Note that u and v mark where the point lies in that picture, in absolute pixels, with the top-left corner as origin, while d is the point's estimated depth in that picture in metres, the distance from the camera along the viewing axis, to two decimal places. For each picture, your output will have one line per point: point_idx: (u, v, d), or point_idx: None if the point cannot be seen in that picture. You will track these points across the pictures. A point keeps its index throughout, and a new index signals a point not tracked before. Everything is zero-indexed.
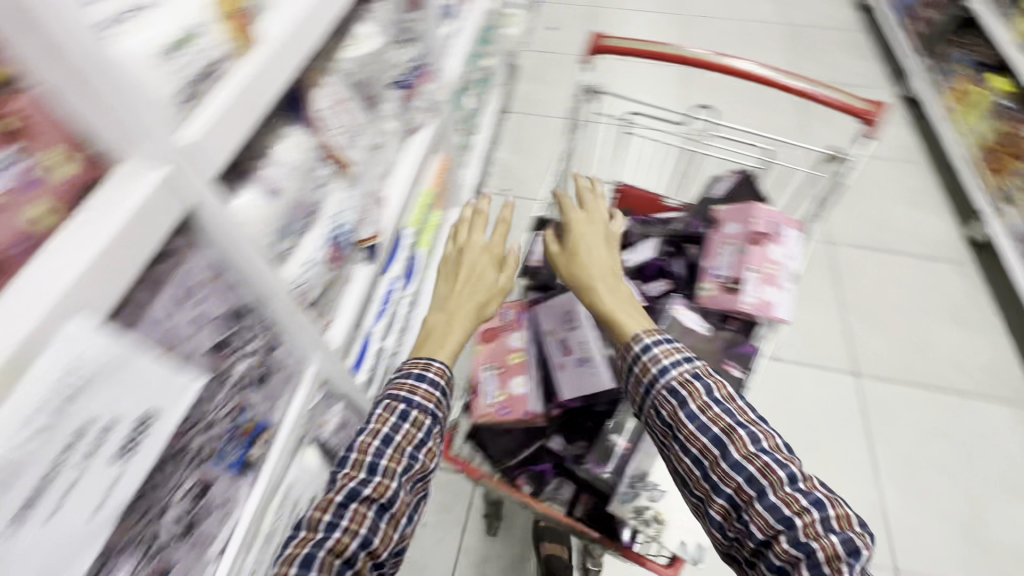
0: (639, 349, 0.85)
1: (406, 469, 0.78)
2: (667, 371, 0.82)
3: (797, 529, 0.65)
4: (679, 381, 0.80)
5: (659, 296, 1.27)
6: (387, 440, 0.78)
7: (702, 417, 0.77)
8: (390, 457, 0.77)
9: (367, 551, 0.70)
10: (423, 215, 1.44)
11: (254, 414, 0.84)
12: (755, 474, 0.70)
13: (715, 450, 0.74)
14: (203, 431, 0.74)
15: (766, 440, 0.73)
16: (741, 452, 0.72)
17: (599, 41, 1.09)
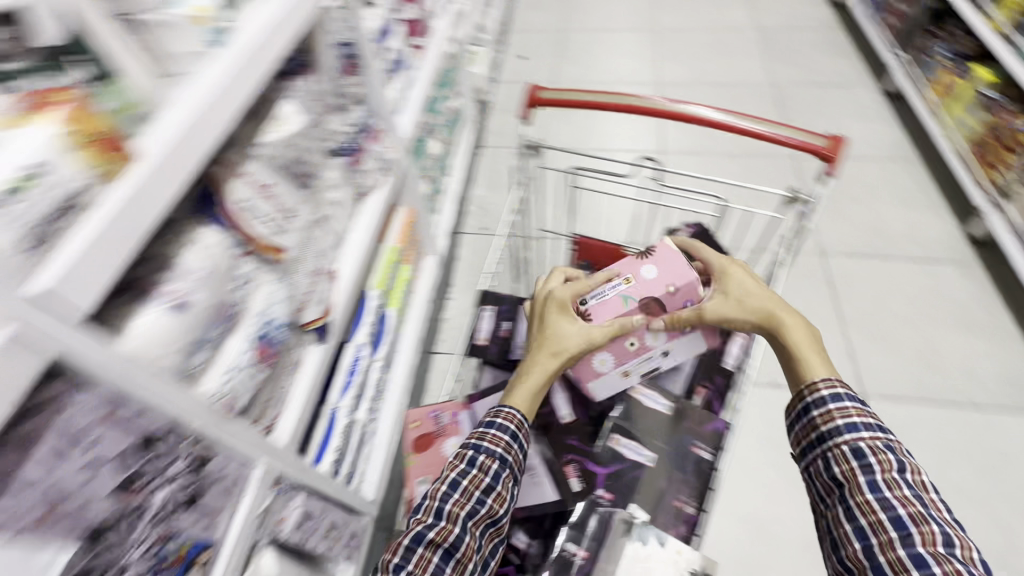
0: (827, 396, 0.80)
1: (473, 512, 0.77)
2: (858, 439, 0.75)
3: None
4: (868, 446, 0.74)
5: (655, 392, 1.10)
6: (457, 487, 0.78)
7: (913, 526, 0.66)
8: (455, 503, 0.77)
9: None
10: (388, 269, 1.53)
11: (189, 536, 0.75)
12: (929, 564, 0.63)
13: (892, 534, 0.67)
14: (142, 534, 0.68)
15: (963, 548, 0.64)
16: (926, 546, 0.64)
17: (536, 93, 1.01)
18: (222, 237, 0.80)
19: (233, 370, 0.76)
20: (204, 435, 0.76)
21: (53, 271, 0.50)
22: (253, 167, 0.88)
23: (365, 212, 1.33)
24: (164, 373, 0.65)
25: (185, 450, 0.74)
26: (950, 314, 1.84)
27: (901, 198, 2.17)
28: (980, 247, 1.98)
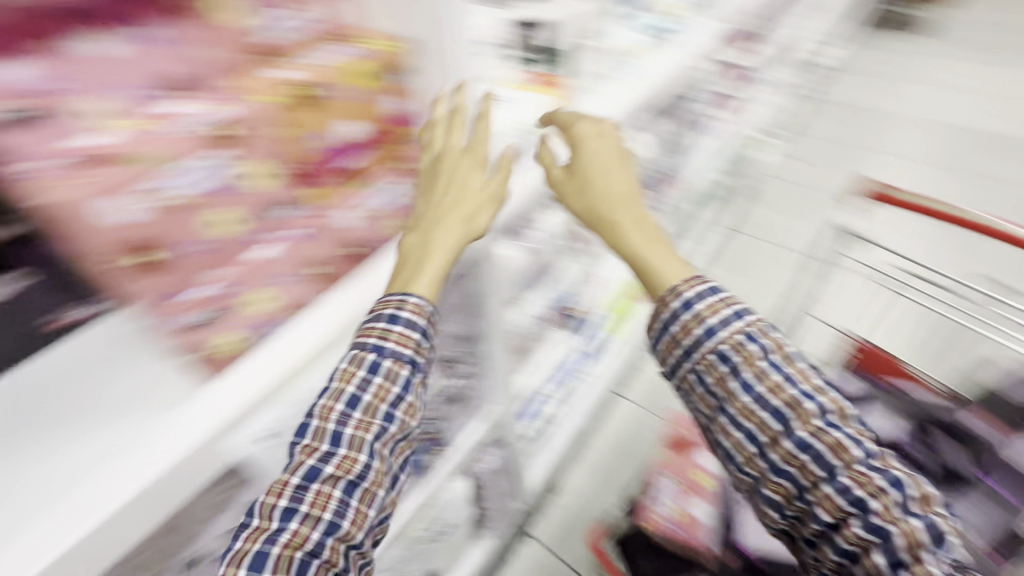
0: (676, 307, 0.67)
1: (382, 433, 0.57)
2: (714, 331, 0.64)
3: (871, 512, 0.53)
4: (729, 346, 0.63)
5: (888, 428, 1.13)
6: (359, 400, 0.56)
7: (759, 387, 0.61)
8: (368, 417, 0.57)
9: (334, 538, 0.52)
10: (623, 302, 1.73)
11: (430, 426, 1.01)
12: (826, 452, 0.56)
13: (775, 426, 0.59)
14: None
15: (837, 411, 0.59)
16: (805, 429, 0.58)
17: (885, 192, 1.16)
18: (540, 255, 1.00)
19: None
20: (476, 350, 1.03)
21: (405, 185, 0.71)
22: None
23: None
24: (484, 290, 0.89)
25: (455, 353, 1.02)
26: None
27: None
28: None
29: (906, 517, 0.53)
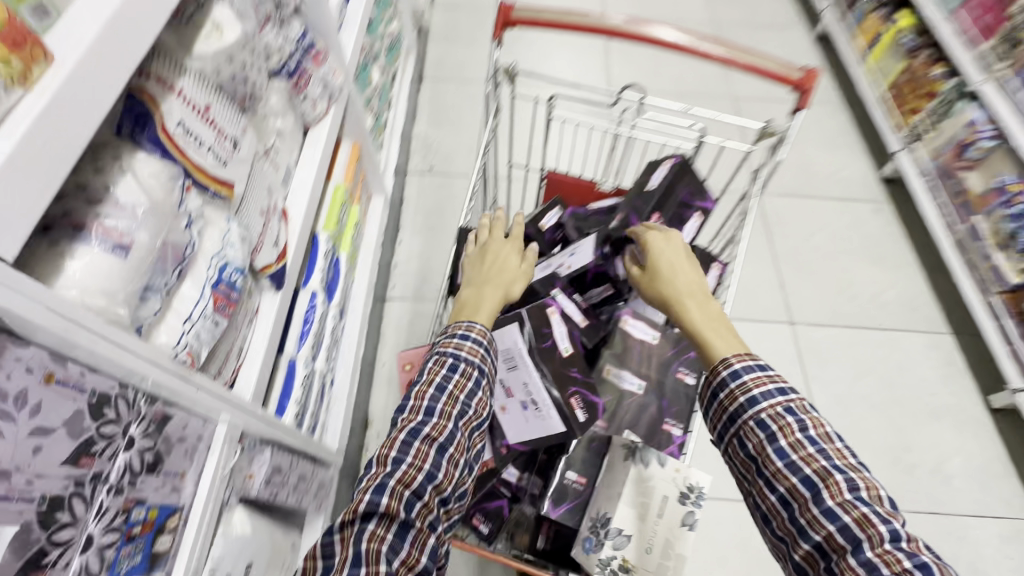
0: (725, 375, 0.70)
1: (462, 413, 0.72)
2: (756, 401, 0.67)
3: (871, 560, 0.54)
4: (769, 415, 0.66)
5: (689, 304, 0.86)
6: (431, 409, 0.71)
7: (793, 456, 0.62)
8: (449, 403, 0.71)
9: (433, 485, 0.66)
10: (348, 233, 1.47)
11: (156, 501, 0.69)
12: (851, 527, 0.56)
13: (806, 494, 0.60)
14: (103, 504, 0.60)
15: (869, 490, 0.58)
16: (837, 499, 0.58)
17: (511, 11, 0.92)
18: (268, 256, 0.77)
19: (189, 327, 0.68)
20: (163, 396, 0.68)
21: None
22: (188, 82, 0.72)
23: (309, 157, 1.16)
24: (127, 327, 0.59)
25: (141, 416, 0.65)
26: (835, 241, 2.00)
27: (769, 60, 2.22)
28: (890, 185, 2.13)
29: (886, 543, 0.54)
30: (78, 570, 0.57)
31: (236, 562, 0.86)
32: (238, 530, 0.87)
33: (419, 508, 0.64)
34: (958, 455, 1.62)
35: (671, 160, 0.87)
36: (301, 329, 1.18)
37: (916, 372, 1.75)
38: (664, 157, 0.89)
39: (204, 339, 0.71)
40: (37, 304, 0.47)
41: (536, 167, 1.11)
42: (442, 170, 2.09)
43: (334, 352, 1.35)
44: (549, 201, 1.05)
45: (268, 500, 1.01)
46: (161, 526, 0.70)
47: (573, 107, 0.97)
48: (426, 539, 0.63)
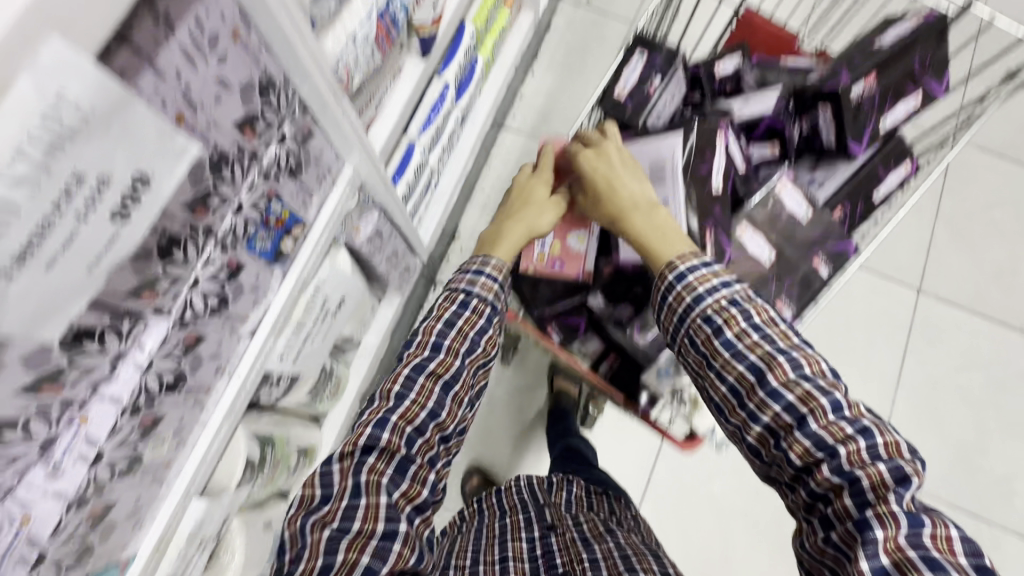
0: (671, 279, 0.61)
1: (473, 349, 0.69)
2: (703, 299, 0.59)
3: (821, 433, 0.50)
4: (716, 309, 0.58)
5: (852, 193, 0.73)
6: (440, 341, 0.67)
7: (739, 345, 0.56)
8: (458, 339, 0.68)
9: (435, 423, 0.63)
10: (492, 35, 1.38)
11: (289, 205, 0.76)
12: (795, 404, 0.52)
13: (752, 380, 0.55)
14: (254, 182, 0.66)
15: (811, 366, 0.54)
16: (785, 383, 0.53)
17: None
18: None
19: (350, 45, 0.68)
20: (312, 107, 0.70)
21: None
22: None
23: None
24: (302, 12, 0.59)
25: (292, 116, 0.68)
26: (1021, 223, 1.65)
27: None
28: None
29: (828, 413, 0.51)
30: (230, 228, 0.65)
31: (335, 292, 0.95)
32: (339, 267, 0.95)
33: (420, 444, 0.62)
34: None
35: (923, 17, 0.68)
36: (427, 117, 1.16)
37: None
38: (912, 14, 0.71)
39: (359, 64, 0.71)
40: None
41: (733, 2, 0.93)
42: (601, 7, 1.85)
43: (446, 154, 1.36)
44: (733, 44, 0.90)
45: (363, 258, 1.09)
46: (274, 250, 0.76)
47: None
48: (426, 475, 0.62)
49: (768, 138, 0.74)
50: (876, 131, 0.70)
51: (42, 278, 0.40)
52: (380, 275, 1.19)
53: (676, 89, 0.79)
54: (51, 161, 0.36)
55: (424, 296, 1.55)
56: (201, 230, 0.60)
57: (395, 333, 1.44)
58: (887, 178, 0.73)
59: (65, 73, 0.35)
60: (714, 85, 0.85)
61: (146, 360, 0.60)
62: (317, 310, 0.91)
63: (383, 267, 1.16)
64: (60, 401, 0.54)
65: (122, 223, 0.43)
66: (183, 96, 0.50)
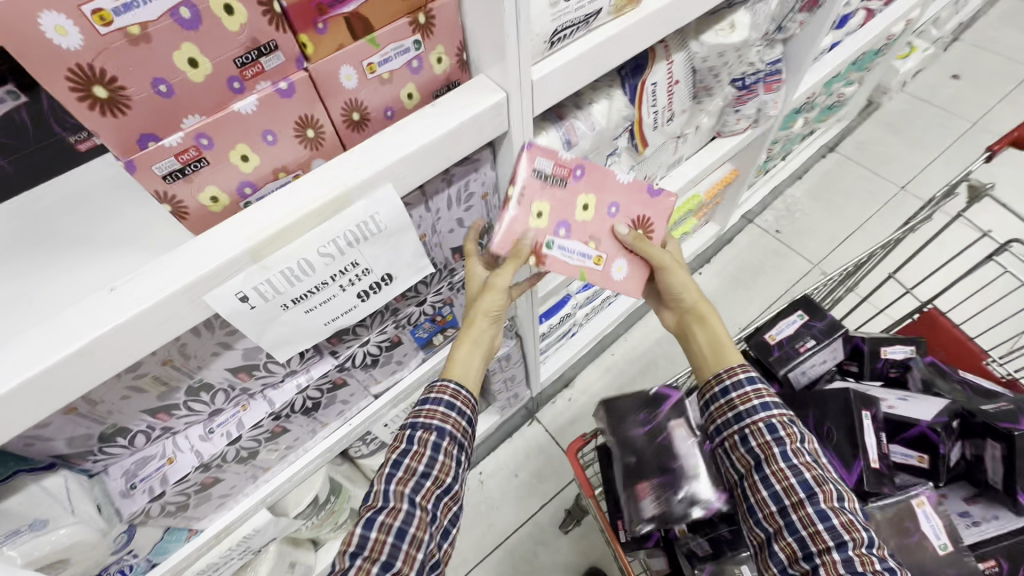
0: (744, 379, 0.66)
1: (419, 488, 0.60)
2: (768, 407, 0.63)
3: (852, 561, 0.51)
4: (780, 420, 0.62)
5: (1016, 554, 0.63)
6: (399, 465, 0.62)
7: (796, 459, 0.59)
8: (405, 481, 0.60)
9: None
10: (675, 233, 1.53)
11: (455, 312, 0.91)
12: (838, 527, 0.54)
13: (799, 495, 0.57)
14: (440, 290, 0.83)
15: (850, 501, 0.56)
16: (827, 505, 0.55)
17: None
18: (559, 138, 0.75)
19: None
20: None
21: (551, 67, 0.60)
22: (678, 60, 0.87)
23: (698, 158, 1.23)
24: None
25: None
26: None
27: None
28: None
29: (862, 543, 0.52)
30: (409, 314, 0.82)
31: None
32: None
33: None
34: None
35: None
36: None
37: None
38: None
39: None
40: (521, 146, 0.66)
41: (920, 297, 0.94)
42: (787, 241, 1.93)
43: (594, 311, 1.47)
44: (908, 335, 0.89)
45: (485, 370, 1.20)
46: (425, 341, 0.91)
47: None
48: None
49: (915, 446, 0.70)
50: None
51: (300, 321, 0.57)
52: (491, 388, 1.29)
53: (830, 355, 0.81)
54: (347, 252, 0.55)
55: (518, 426, 1.58)
56: (390, 308, 0.78)
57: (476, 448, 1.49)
58: None
59: (384, 203, 0.54)
60: (874, 367, 0.84)
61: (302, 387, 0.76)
62: (427, 400, 1.03)
63: (498, 385, 1.26)
64: (242, 386, 0.71)
65: (361, 301, 0.62)
66: (431, 225, 0.70)
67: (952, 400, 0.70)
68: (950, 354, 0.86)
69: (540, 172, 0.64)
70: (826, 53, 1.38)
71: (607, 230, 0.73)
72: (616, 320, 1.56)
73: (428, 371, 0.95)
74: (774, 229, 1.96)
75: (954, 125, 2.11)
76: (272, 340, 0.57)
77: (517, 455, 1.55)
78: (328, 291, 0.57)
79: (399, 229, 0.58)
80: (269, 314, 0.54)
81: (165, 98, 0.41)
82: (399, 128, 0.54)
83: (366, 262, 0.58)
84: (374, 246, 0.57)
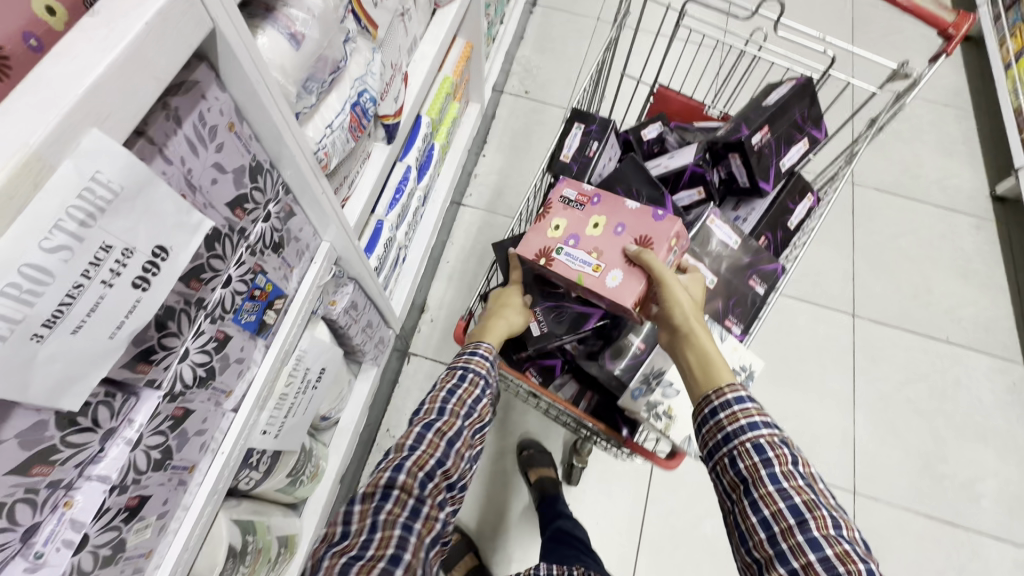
0: (732, 398, 0.63)
1: (468, 415, 0.71)
2: (756, 425, 0.60)
3: None
4: (768, 441, 0.59)
5: (773, 223, 0.85)
6: (450, 396, 0.72)
7: (786, 482, 0.56)
8: (449, 424, 0.69)
9: (442, 469, 0.65)
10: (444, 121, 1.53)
11: (273, 278, 0.80)
12: (832, 559, 0.50)
13: (789, 520, 0.53)
14: (242, 258, 0.71)
15: (848, 529, 0.53)
16: (820, 530, 0.52)
17: None
18: (277, 31, 0.65)
19: (330, 134, 0.78)
20: (294, 188, 0.77)
21: None
22: None
23: (430, 36, 1.21)
24: (289, 108, 0.69)
25: (276, 197, 0.74)
26: (926, 248, 1.88)
27: (909, 31, 2.03)
28: (999, 204, 1.96)
29: None
30: (219, 300, 0.69)
31: (315, 363, 0.98)
32: (319, 339, 0.97)
33: (430, 488, 0.64)
34: (994, 479, 1.56)
35: (796, 80, 0.86)
36: (393, 196, 1.26)
37: (975, 391, 1.67)
38: (788, 80, 0.89)
39: (337, 146, 0.81)
40: (242, 46, 0.56)
41: (649, 83, 1.12)
42: (537, 97, 2.09)
43: (411, 228, 1.44)
44: (654, 115, 1.06)
45: (340, 331, 1.11)
46: (257, 323, 0.79)
47: (703, 19, 0.98)
48: (435, 518, 0.62)
49: (693, 185, 0.88)
50: (779, 170, 0.84)
51: (69, 347, 0.43)
52: (354, 346, 1.21)
53: (611, 151, 0.93)
54: (83, 232, 0.41)
55: (399, 369, 1.55)
56: (194, 301, 0.64)
57: (371, 410, 1.43)
58: (795, 207, 0.87)
59: (100, 156, 0.41)
60: (642, 147, 0.99)
61: (134, 441, 0.60)
62: (294, 385, 0.92)
63: (360, 339, 1.18)
64: (48, 482, 0.53)
65: (142, 291, 0.49)
66: (187, 180, 0.57)
67: (699, 141, 0.87)
68: (682, 114, 1.06)
69: (566, 198, 0.86)
70: None
71: (613, 242, 0.80)
72: (434, 228, 1.56)
73: (278, 354, 0.84)
74: (523, 91, 2.09)
75: None
76: (44, 390, 0.42)
77: (414, 394, 1.54)
78: (86, 294, 0.43)
79: (138, 186, 0.45)
80: (21, 356, 0.39)
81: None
82: (60, 52, 0.40)
83: (117, 241, 0.45)
84: (117, 215, 0.44)
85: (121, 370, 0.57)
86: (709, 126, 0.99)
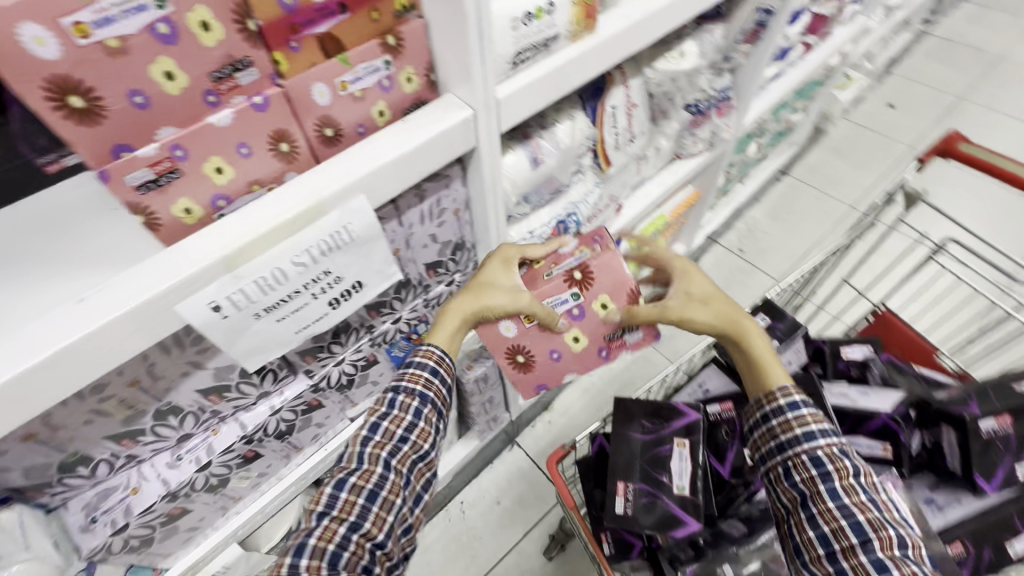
0: (786, 404, 0.63)
1: (396, 451, 0.63)
2: (814, 437, 0.61)
3: None
4: (827, 454, 0.59)
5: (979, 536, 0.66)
6: (377, 428, 0.64)
7: (846, 500, 0.56)
8: (382, 446, 0.63)
9: (359, 534, 0.57)
10: None
11: (430, 330, 0.92)
12: None
13: (852, 539, 0.53)
14: (415, 307, 0.84)
15: (917, 548, 0.52)
16: (884, 552, 0.52)
17: (954, 142, 0.85)
18: (525, 154, 0.79)
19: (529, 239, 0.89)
20: None
21: (516, 85, 0.63)
22: (636, 86, 0.93)
23: (660, 180, 1.29)
24: (505, 211, 0.81)
25: (464, 270, 0.87)
26: None
27: None
28: None
29: None
30: (384, 331, 0.82)
31: None
32: None
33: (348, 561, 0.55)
34: None
35: None
36: None
37: None
38: None
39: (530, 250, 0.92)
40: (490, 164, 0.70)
41: (873, 300, 0.99)
42: (751, 260, 2.00)
43: None
44: (866, 336, 0.93)
45: (464, 394, 1.19)
46: (401, 361, 0.91)
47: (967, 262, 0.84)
48: None
49: (879, 437, 0.72)
50: (1012, 474, 0.65)
51: (271, 330, 0.58)
52: (470, 412, 1.27)
53: (793, 355, 0.85)
54: (318, 259, 0.56)
55: (499, 452, 1.56)
56: (366, 325, 0.78)
57: (456, 476, 1.46)
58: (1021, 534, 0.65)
59: (355, 216, 0.55)
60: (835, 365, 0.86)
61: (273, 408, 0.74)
62: None
63: (477, 409, 1.25)
64: (212, 409, 0.69)
65: (332, 309, 0.63)
66: (405, 240, 0.72)
67: (907, 391, 0.74)
68: (904, 349, 0.91)
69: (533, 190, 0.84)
70: (771, 83, 1.49)
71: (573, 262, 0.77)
72: None
73: None
74: (738, 249, 2.03)
75: (895, 149, 2.26)
76: (243, 353, 0.58)
77: (499, 482, 1.52)
78: (298, 300, 0.58)
79: (368, 240, 0.59)
80: (241, 326, 0.55)
81: (139, 110, 0.42)
82: (370, 143, 0.56)
83: (335, 271, 0.59)
84: (345, 256, 0.58)
85: (294, 354, 0.72)
86: (930, 379, 0.82)
